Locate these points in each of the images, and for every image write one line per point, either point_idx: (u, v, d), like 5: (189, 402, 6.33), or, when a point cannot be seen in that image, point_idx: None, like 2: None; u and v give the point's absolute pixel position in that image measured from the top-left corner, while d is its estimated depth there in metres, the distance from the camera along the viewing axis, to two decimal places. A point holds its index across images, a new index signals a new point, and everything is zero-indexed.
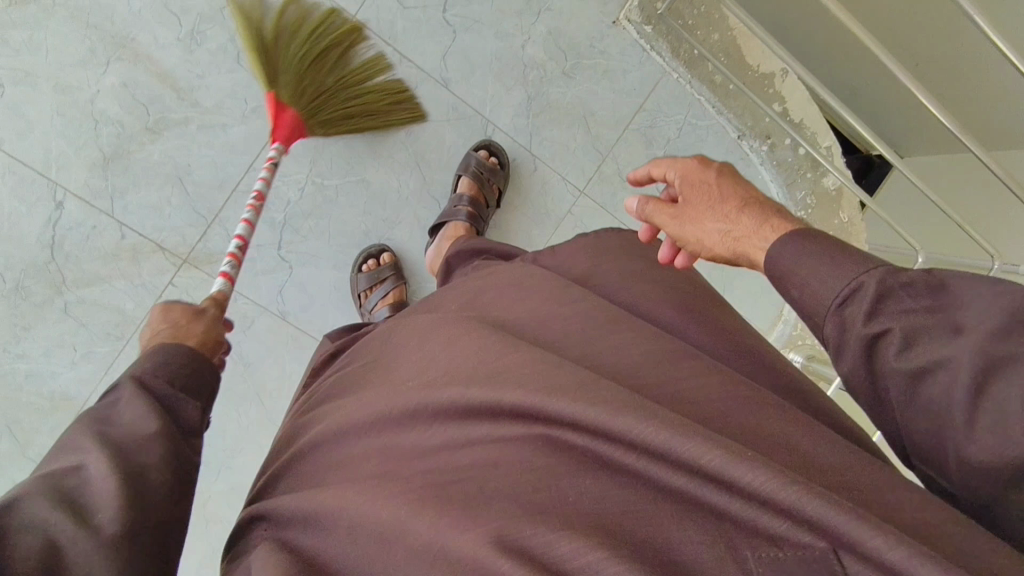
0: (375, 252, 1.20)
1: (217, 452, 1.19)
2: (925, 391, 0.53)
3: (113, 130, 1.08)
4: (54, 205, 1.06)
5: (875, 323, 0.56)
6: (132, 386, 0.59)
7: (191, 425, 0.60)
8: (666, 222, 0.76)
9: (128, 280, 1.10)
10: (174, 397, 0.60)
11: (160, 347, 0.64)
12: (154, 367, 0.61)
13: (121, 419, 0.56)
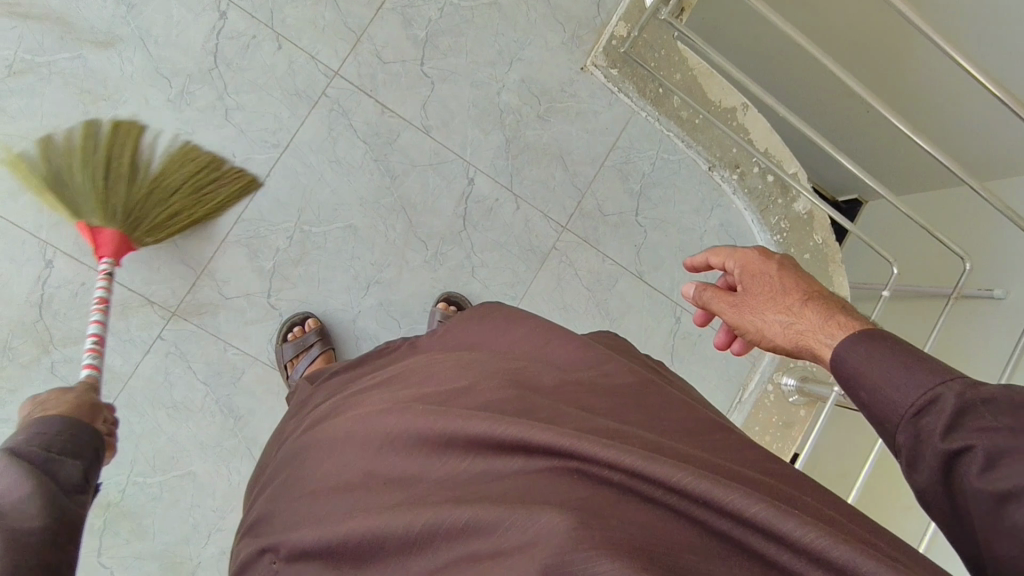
0: (287, 327, 1.15)
1: (207, 513, 1.13)
2: (1008, 522, 0.46)
3: None
4: (44, 264, 1.07)
5: (953, 439, 0.51)
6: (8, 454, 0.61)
7: (70, 490, 0.63)
8: (725, 310, 0.78)
9: (116, 335, 1.09)
10: (50, 463, 0.63)
11: (40, 421, 0.67)
12: (28, 440, 0.64)
13: None
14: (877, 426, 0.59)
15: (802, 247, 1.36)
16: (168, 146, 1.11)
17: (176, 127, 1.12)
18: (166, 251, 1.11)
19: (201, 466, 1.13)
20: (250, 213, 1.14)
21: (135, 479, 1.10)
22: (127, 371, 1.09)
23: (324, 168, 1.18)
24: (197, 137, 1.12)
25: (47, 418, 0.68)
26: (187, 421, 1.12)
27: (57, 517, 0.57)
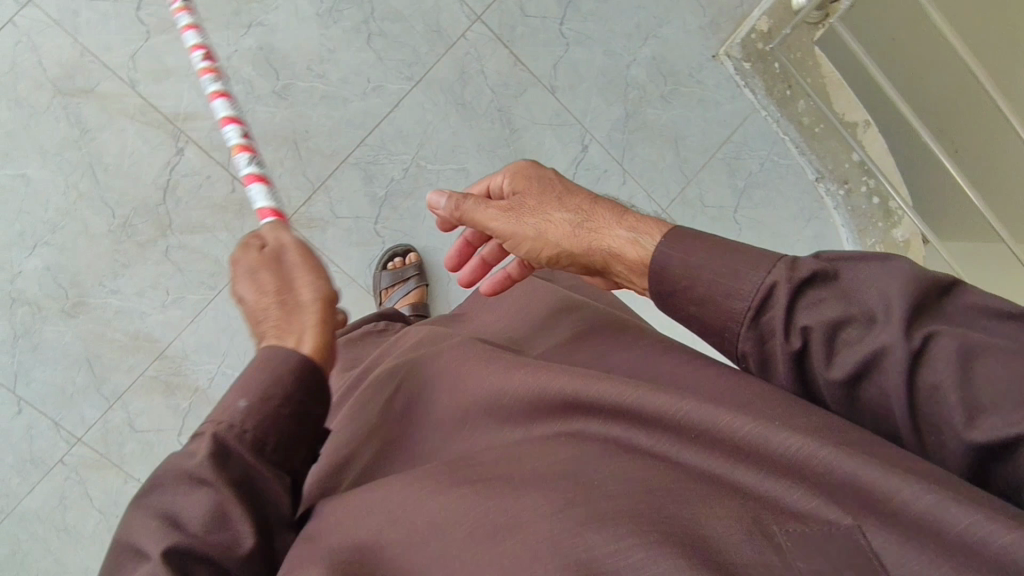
0: (387, 257, 1.18)
1: None
2: (871, 397, 0.47)
3: (241, 90, 1.12)
4: (175, 151, 1.11)
5: (794, 338, 0.49)
6: (216, 456, 0.48)
7: (276, 513, 0.51)
8: (495, 214, 0.71)
9: (230, 232, 1.13)
10: (258, 475, 0.50)
11: (268, 363, 0.53)
12: (246, 423, 0.50)
13: (196, 508, 0.47)
14: (703, 333, 0.56)
15: None
16: (309, 59, 1.14)
17: (320, 42, 1.14)
18: (289, 160, 1.14)
19: None
20: (372, 138, 1.17)
21: (224, 372, 1.15)
22: None
23: (450, 109, 1.20)
24: (338, 55, 1.15)
25: (274, 363, 0.53)
26: None
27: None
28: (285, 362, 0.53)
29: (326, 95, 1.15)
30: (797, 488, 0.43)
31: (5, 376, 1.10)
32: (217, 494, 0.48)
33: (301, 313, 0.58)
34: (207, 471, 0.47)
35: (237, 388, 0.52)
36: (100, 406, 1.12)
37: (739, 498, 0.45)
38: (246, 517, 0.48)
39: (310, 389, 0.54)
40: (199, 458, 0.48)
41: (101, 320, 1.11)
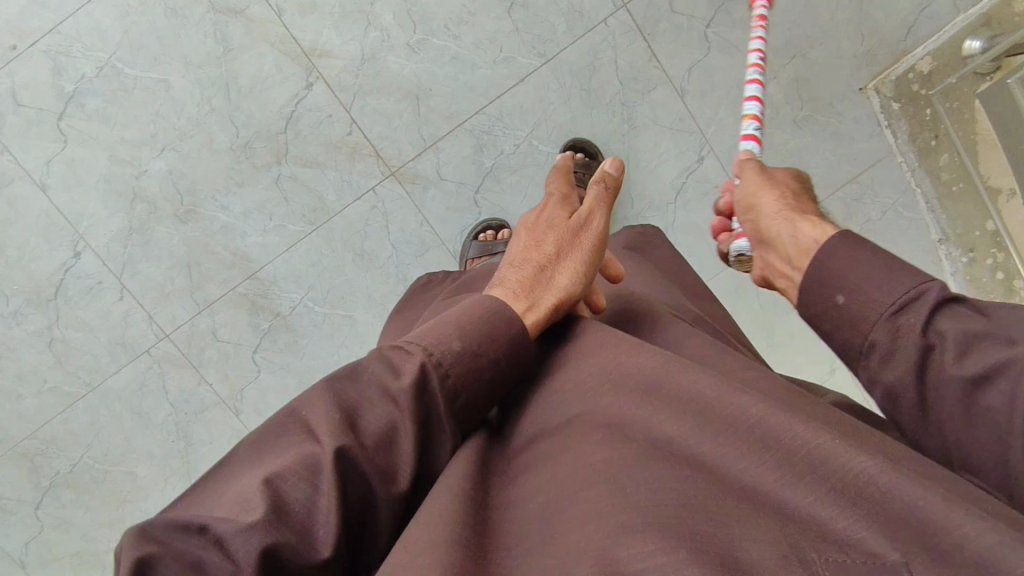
0: (481, 228, 1.17)
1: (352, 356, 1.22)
2: (979, 405, 0.47)
3: (377, 37, 1.14)
4: (305, 85, 1.14)
5: (929, 336, 0.51)
6: (421, 383, 0.53)
7: (432, 464, 0.55)
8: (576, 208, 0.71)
9: (339, 172, 1.17)
10: (439, 417, 0.54)
11: (498, 316, 0.58)
12: (453, 365, 0.55)
13: (379, 421, 0.53)
14: (821, 320, 0.58)
15: None
16: (448, 18, 1.14)
17: (463, 3, 1.14)
18: (408, 114, 1.16)
19: (363, 315, 1.21)
20: (492, 108, 1.17)
21: (307, 303, 1.20)
22: (337, 207, 1.17)
23: (574, 93, 1.18)
24: (477, 19, 1.14)
25: (494, 315, 0.58)
26: (367, 272, 1.20)
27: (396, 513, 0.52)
28: (510, 327, 0.58)
29: (457, 57, 1.15)
30: (846, 514, 0.39)
31: (114, 263, 1.17)
32: (402, 419, 0.53)
33: (545, 288, 0.63)
34: (407, 393, 0.53)
35: (452, 325, 0.57)
36: (190, 308, 1.19)
37: (783, 519, 0.40)
38: (412, 451, 0.53)
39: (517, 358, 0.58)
40: (407, 382, 0.53)
41: (208, 230, 1.17)
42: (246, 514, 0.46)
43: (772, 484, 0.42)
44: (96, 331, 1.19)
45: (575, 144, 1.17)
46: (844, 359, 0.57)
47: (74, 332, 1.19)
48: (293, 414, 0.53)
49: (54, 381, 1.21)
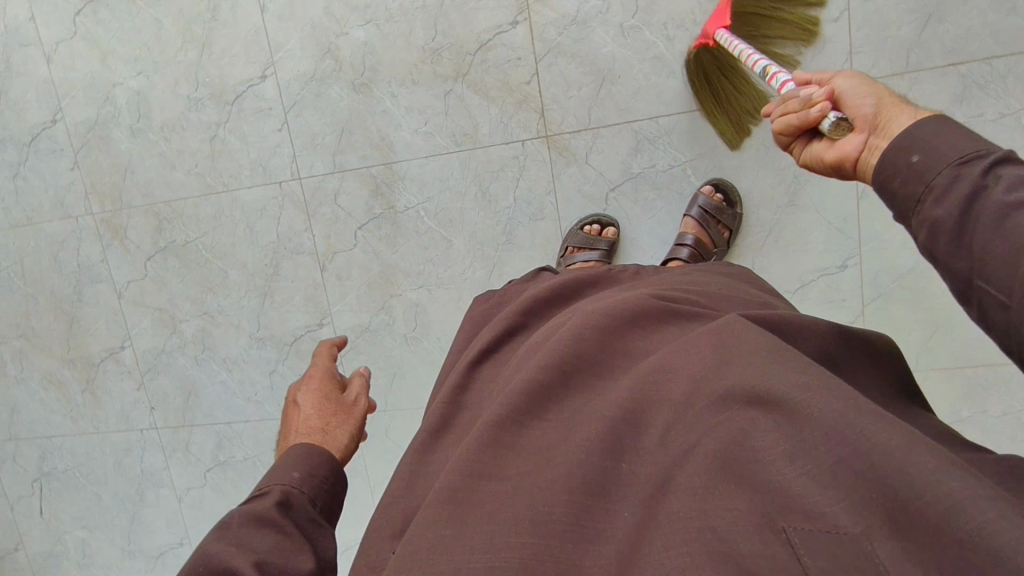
0: (591, 222, 1.19)
1: (436, 273, 1.31)
2: (1014, 231, 0.48)
3: (596, 5, 1.13)
4: (511, 21, 1.16)
5: (987, 178, 0.51)
6: (277, 506, 0.64)
7: (324, 556, 0.65)
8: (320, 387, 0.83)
9: (502, 113, 1.20)
10: (308, 524, 0.66)
11: (309, 449, 0.71)
12: (299, 483, 0.68)
13: (263, 543, 0.61)
14: (889, 177, 0.57)
15: None
16: (670, 18, 1.11)
17: (692, 10, 1.10)
18: (587, 90, 1.16)
19: (459, 245, 1.28)
20: (665, 120, 1.15)
21: (419, 210, 1.29)
22: (485, 141, 1.22)
23: (752, 144, 1.13)
24: (696, 31, 1.10)
25: (311, 450, 0.71)
26: (480, 210, 1.26)
27: None
28: (315, 454, 0.71)
29: (659, 59, 1.13)
30: (813, 485, 0.41)
31: (287, 98, 1.30)
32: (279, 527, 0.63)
33: (337, 428, 0.77)
34: (273, 510, 0.64)
35: (289, 464, 0.70)
36: (328, 166, 1.31)
37: (756, 489, 0.43)
38: (301, 551, 0.62)
39: (334, 465, 0.72)
40: (272, 505, 0.64)
41: (371, 108, 1.26)
42: None
43: (744, 452, 0.45)
44: (250, 146, 1.34)
45: (716, 185, 1.14)
46: (898, 205, 0.57)
47: (233, 138, 1.35)
48: (186, 575, 0.60)
49: (202, 169, 1.38)
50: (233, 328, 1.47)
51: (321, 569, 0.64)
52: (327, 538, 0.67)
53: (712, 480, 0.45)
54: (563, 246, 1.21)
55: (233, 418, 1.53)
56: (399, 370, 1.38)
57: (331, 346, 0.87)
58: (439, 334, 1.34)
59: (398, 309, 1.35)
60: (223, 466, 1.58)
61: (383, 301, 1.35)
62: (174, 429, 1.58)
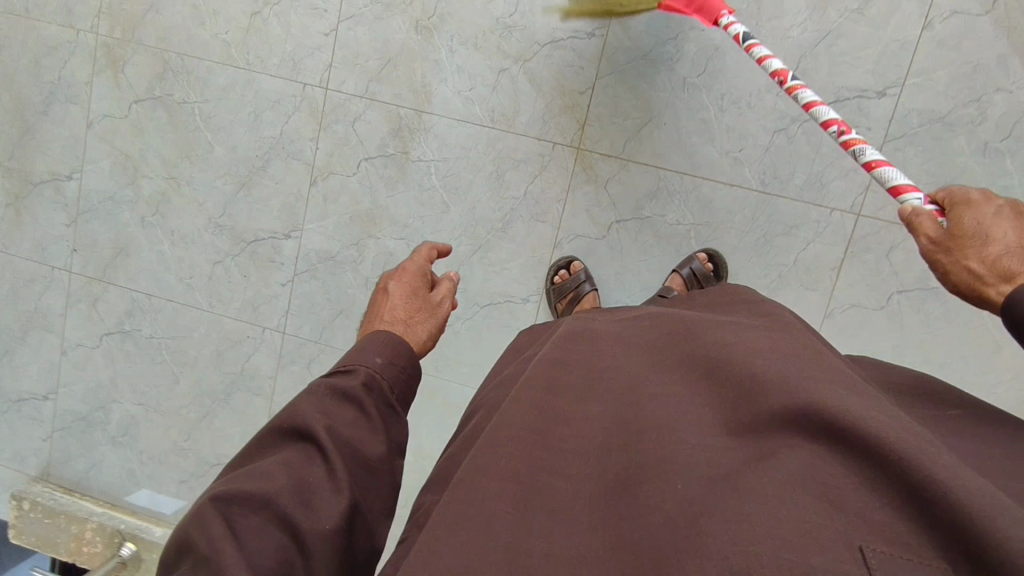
0: (566, 262, 1.24)
1: (423, 232, 1.31)
2: None
3: (670, 51, 1.17)
4: (588, 31, 1.19)
5: None
6: (360, 385, 0.66)
7: (398, 442, 0.68)
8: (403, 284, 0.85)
9: (545, 110, 1.22)
10: (385, 408, 0.68)
11: (392, 336, 0.73)
12: (382, 368, 0.69)
13: (342, 420, 0.64)
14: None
15: None
16: (729, 92, 1.16)
17: (751, 93, 1.16)
18: (630, 123, 1.20)
19: (455, 214, 1.29)
20: (689, 179, 1.20)
21: (430, 166, 1.28)
22: (519, 129, 1.24)
23: (755, 232, 1.19)
24: (747, 113, 1.16)
25: (395, 337, 0.72)
26: (488, 190, 1.27)
27: (387, 473, 0.65)
28: (398, 342, 0.72)
29: (706, 123, 1.18)
30: (891, 514, 0.40)
31: (346, 8, 1.27)
32: (356, 407, 0.65)
33: (418, 325, 0.80)
34: (356, 390, 0.66)
35: (375, 346, 0.71)
36: (359, 89, 1.29)
37: (823, 506, 0.41)
38: (375, 435, 0.65)
39: (414, 354, 0.73)
40: (351, 385, 0.66)
41: (424, 53, 1.25)
42: (263, 497, 0.57)
43: (810, 470, 0.43)
44: (289, 37, 1.30)
45: (710, 254, 1.19)
46: None
47: (275, 22, 1.30)
48: (274, 425, 0.64)
49: (230, 38, 1.32)
50: (194, 203, 1.40)
51: (393, 447, 0.67)
52: (402, 422, 0.69)
53: (776, 487, 0.42)
54: (551, 300, 1.24)
55: (156, 292, 1.45)
56: (348, 308, 1.37)
57: (433, 249, 0.92)
58: None
59: (372, 251, 1.34)
60: (124, 335, 1.48)
61: (361, 238, 1.33)
62: (88, 280, 1.48)
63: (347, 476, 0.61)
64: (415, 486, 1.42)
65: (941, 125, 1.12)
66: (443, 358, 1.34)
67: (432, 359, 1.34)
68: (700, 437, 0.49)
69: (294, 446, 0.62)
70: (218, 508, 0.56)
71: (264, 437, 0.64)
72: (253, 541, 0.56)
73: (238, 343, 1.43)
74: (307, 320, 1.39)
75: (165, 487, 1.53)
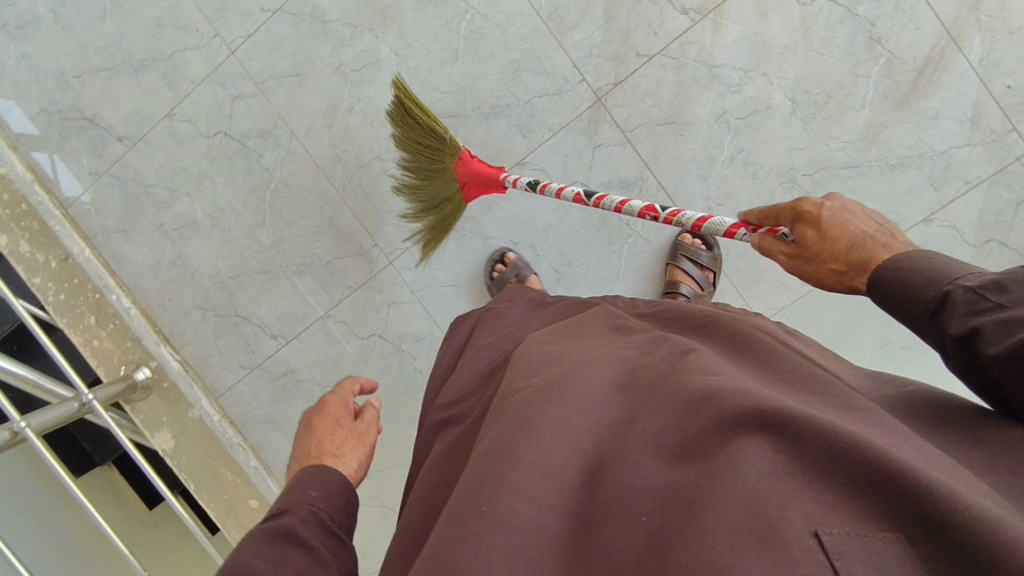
0: (500, 255, 1.25)
1: (420, 64, 1.23)
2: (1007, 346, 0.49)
3: (733, 80, 1.16)
4: (684, 9, 1.15)
5: (978, 318, 0.53)
6: (299, 522, 0.64)
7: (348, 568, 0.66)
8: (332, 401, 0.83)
9: (599, 46, 1.18)
10: (330, 540, 0.66)
11: (326, 468, 0.71)
12: (319, 502, 0.68)
13: (285, 560, 0.60)
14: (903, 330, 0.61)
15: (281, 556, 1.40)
16: (748, 151, 1.17)
17: (763, 167, 1.17)
18: (655, 114, 1.19)
19: (460, 71, 1.22)
20: (663, 194, 1.21)
21: (469, 12, 1.20)
22: (565, 43, 1.19)
23: None
24: (747, 179, 1.18)
25: (328, 468, 0.71)
26: (502, 74, 1.21)
27: None
28: (333, 473, 0.71)
29: (710, 162, 1.19)
30: (833, 511, 0.41)
31: None
32: (302, 542, 0.63)
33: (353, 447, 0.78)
34: (297, 524, 0.64)
35: (308, 480, 0.69)
36: None
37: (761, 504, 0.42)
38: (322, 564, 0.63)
39: (350, 484, 0.72)
40: (291, 522, 0.64)
41: None
42: None
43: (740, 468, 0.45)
44: None
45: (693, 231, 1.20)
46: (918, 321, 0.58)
47: None
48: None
49: None
50: None
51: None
52: (348, 550, 0.68)
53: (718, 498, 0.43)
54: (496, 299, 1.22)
55: None
56: (306, 76, 1.26)
57: (355, 382, 0.88)
58: (364, 96, 1.26)
59: (364, 45, 1.24)
60: None
61: (363, 24, 1.23)
62: None
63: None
64: (253, 271, 1.35)
65: (869, 302, 1.20)
66: (357, 183, 1.29)
67: (347, 177, 1.29)
68: (654, 452, 0.51)
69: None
70: None
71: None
72: None
73: (182, 30, 1.28)
74: (259, 59, 1.27)
75: (25, 104, 1.34)
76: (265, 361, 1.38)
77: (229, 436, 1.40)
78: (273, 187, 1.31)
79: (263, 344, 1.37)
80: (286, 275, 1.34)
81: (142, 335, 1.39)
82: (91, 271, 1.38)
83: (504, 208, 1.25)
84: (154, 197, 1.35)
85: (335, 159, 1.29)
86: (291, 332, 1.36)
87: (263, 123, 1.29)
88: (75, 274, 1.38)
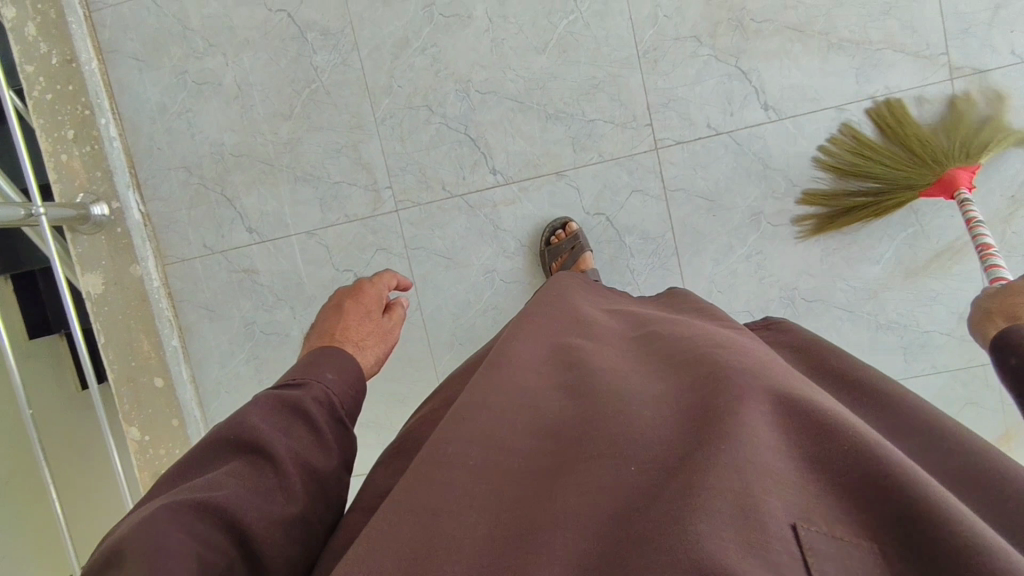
0: (561, 223, 1.23)
1: (509, 40, 1.21)
2: None
3: (781, 187, 1.20)
4: (766, 105, 1.18)
5: None
6: (308, 396, 0.67)
7: (347, 454, 0.67)
8: (349, 305, 0.91)
9: (678, 102, 1.20)
10: (336, 420, 0.68)
11: (335, 356, 0.75)
12: (332, 383, 0.71)
13: (289, 432, 0.62)
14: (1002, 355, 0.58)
15: (161, 441, 1.33)
16: (765, 255, 1.22)
17: (771, 275, 1.22)
18: (700, 185, 1.21)
19: (543, 64, 1.21)
20: (674, 261, 1.24)
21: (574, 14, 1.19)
22: (649, 84, 1.20)
23: None
24: (753, 279, 1.23)
25: (341, 357, 0.75)
26: (579, 86, 1.21)
27: (337, 482, 0.63)
28: (342, 359, 0.75)
29: (728, 250, 1.22)
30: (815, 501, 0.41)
31: None
32: (301, 412, 0.65)
33: (358, 348, 0.84)
34: (303, 399, 0.66)
35: (325, 364, 0.73)
36: None
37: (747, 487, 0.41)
38: (320, 437, 0.64)
39: (358, 374, 0.76)
40: (295, 396, 0.66)
41: None
42: (212, 490, 0.54)
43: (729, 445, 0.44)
44: None
45: None
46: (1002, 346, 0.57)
47: None
48: (216, 440, 0.61)
49: None
50: None
51: (343, 463, 0.66)
52: (351, 435, 0.69)
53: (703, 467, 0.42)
54: (546, 265, 1.22)
55: None
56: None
57: (394, 276, 1.01)
58: (440, 44, 1.23)
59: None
60: None
61: None
62: None
63: (297, 481, 0.59)
64: (256, 159, 1.29)
65: None
66: (398, 121, 1.25)
67: (391, 112, 1.25)
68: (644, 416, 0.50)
69: (235, 459, 0.59)
70: (180, 502, 0.52)
71: (201, 450, 0.60)
72: (200, 534, 0.50)
73: None
74: None
75: None
76: (230, 251, 1.31)
77: (162, 307, 1.32)
78: (313, 88, 1.26)
79: (235, 233, 1.31)
80: (288, 178, 1.29)
81: (115, 170, 1.28)
82: (89, 85, 1.26)
83: (527, 210, 1.25)
84: (188, 41, 1.27)
85: (386, 91, 1.25)
86: (268, 234, 1.30)
87: (330, 23, 1.24)
88: (72, 80, 1.25)
